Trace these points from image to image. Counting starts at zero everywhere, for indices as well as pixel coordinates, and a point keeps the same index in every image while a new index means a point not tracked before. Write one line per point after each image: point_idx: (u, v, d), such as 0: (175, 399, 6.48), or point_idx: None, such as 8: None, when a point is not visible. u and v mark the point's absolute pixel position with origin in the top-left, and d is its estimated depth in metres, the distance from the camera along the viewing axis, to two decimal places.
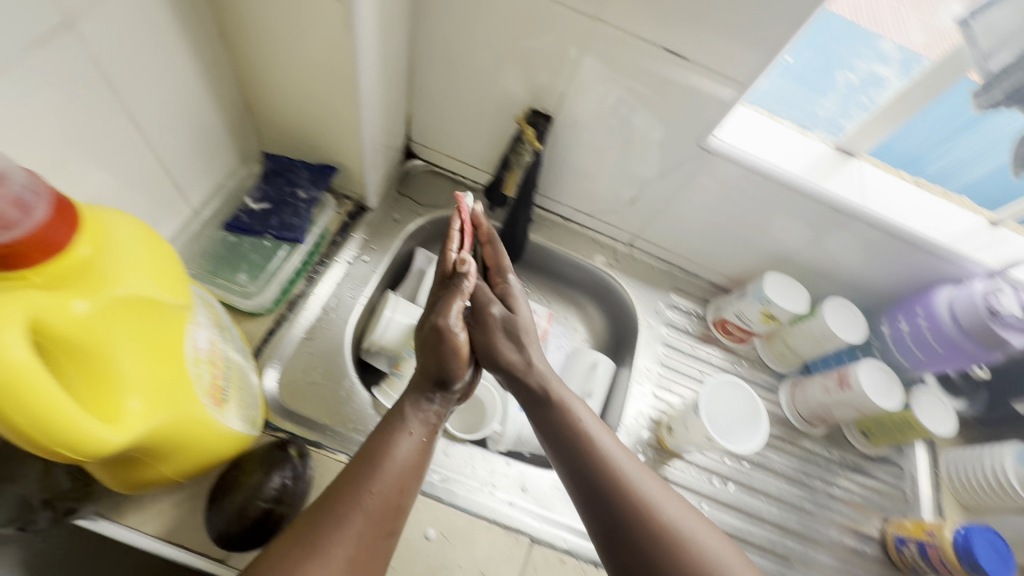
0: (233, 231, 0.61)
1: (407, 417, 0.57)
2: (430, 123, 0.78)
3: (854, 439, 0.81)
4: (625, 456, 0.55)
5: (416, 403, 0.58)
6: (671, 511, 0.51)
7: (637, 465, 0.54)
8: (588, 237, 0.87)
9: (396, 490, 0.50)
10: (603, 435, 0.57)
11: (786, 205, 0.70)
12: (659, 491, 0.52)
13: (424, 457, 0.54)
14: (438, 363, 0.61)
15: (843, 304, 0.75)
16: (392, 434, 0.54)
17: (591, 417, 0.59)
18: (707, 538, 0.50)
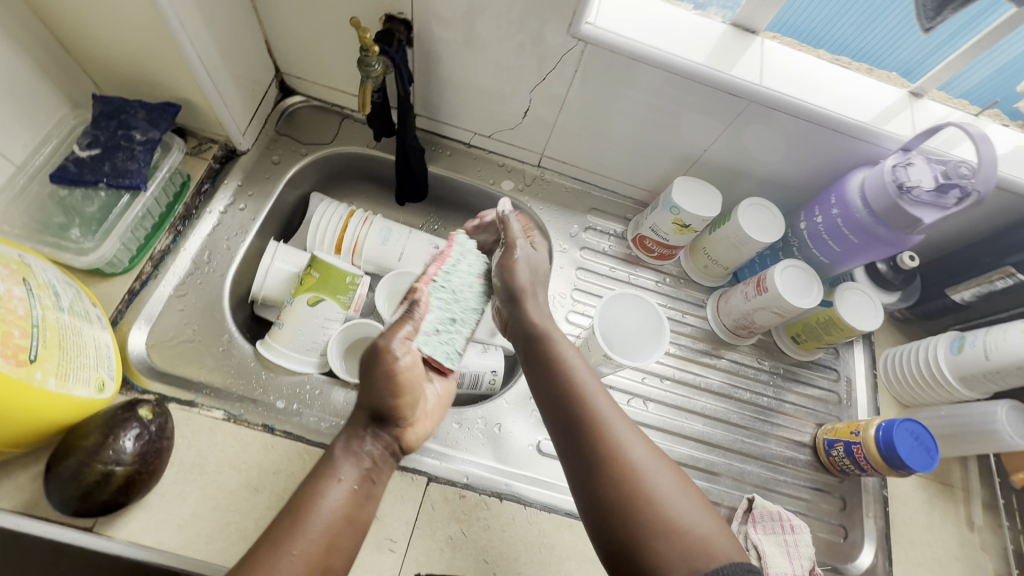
0: (61, 182, 0.55)
1: (338, 461, 0.51)
2: (294, 48, 0.70)
3: (785, 346, 0.77)
4: (598, 392, 0.49)
5: (348, 447, 0.52)
6: (635, 453, 0.45)
7: (616, 407, 0.48)
8: (494, 163, 0.81)
9: (323, 549, 0.45)
10: (580, 370, 0.51)
11: (688, 97, 0.63)
12: (626, 432, 0.46)
13: (357, 509, 0.49)
14: (377, 395, 0.53)
15: (761, 203, 0.69)
16: (318, 483, 0.49)
17: (572, 352, 0.53)
18: (673, 493, 0.43)
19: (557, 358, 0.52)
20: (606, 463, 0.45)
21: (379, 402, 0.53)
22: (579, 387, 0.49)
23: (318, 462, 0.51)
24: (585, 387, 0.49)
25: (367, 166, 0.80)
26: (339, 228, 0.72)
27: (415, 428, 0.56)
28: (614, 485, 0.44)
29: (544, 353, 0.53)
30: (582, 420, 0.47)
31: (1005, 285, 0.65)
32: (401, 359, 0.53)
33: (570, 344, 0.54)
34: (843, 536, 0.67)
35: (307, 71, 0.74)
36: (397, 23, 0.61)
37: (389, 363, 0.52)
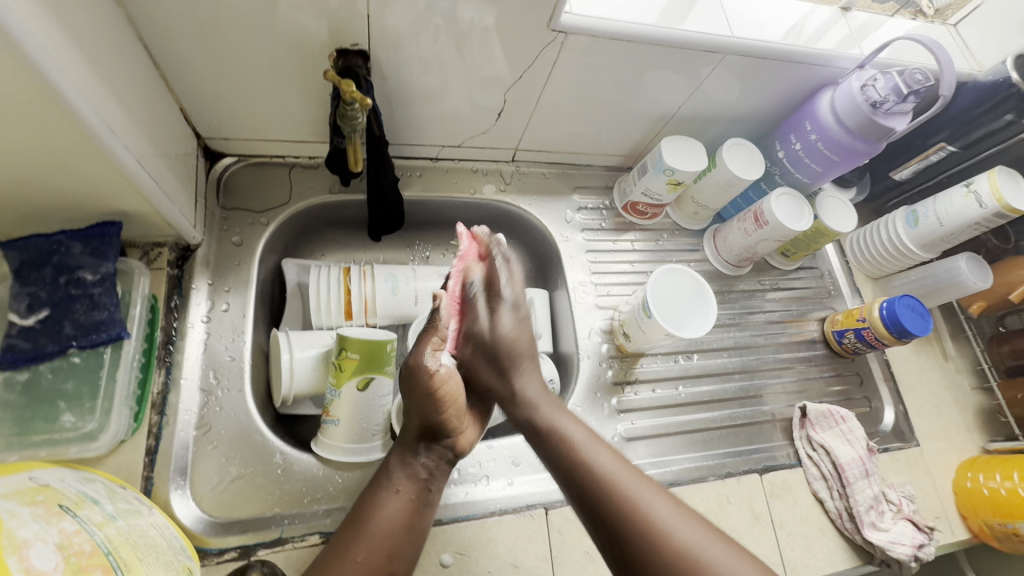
0: (18, 365, 0.44)
1: (393, 469, 0.53)
2: (218, 108, 0.59)
3: (775, 262, 0.85)
4: (629, 475, 0.48)
5: (404, 456, 0.54)
6: (685, 533, 0.44)
7: (637, 479, 0.48)
8: (468, 169, 0.76)
9: (384, 556, 0.47)
10: (600, 452, 0.50)
11: (658, 62, 0.63)
12: (668, 510, 0.45)
13: (415, 516, 0.50)
14: (419, 408, 0.53)
15: (738, 143, 0.72)
16: (377, 492, 0.51)
17: (587, 437, 0.52)
18: (729, 563, 0.43)
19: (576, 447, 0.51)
20: (661, 549, 0.43)
21: (426, 415, 0.53)
22: (631, 495, 0.46)
23: (377, 474, 0.53)
24: (618, 471, 0.48)
25: (335, 213, 0.72)
26: (342, 292, 0.65)
27: (467, 434, 0.57)
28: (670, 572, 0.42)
29: (559, 443, 0.52)
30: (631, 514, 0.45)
31: (939, 157, 0.76)
32: (438, 370, 0.53)
33: (580, 426, 0.53)
34: (868, 405, 0.79)
35: (236, 129, 0.63)
36: (354, 57, 0.55)
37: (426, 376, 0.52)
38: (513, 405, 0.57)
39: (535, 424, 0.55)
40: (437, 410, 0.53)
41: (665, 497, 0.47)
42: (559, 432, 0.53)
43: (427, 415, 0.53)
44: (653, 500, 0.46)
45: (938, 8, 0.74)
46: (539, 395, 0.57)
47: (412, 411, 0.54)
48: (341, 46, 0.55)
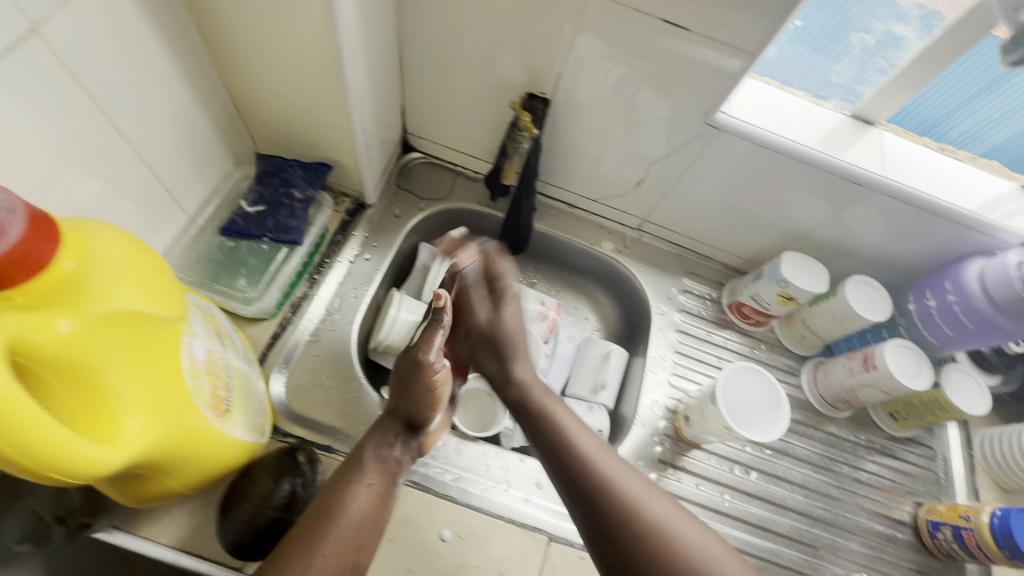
0: (231, 236, 0.60)
1: (366, 464, 0.52)
2: (427, 114, 0.76)
3: (881, 421, 0.78)
4: (605, 454, 0.49)
5: (376, 449, 0.53)
6: (659, 510, 0.44)
7: (618, 463, 0.48)
8: (595, 223, 0.85)
9: (354, 548, 0.46)
10: (584, 436, 0.50)
11: (801, 180, 0.67)
12: (666, 510, 0.44)
13: (381, 511, 0.50)
14: (410, 404, 0.55)
15: (865, 281, 0.71)
16: (346, 485, 0.50)
17: (569, 420, 0.52)
18: (702, 540, 0.43)
19: (581, 451, 0.49)
20: (671, 565, 0.41)
21: (412, 408, 0.56)
22: (605, 473, 0.47)
23: (343, 465, 0.52)
24: (609, 466, 0.47)
25: (474, 220, 0.85)
26: None
27: (434, 433, 0.59)
28: (648, 547, 0.42)
29: (553, 435, 0.51)
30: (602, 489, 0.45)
31: None
32: (436, 370, 0.57)
33: (584, 428, 0.52)
34: None
35: (431, 132, 0.79)
36: (538, 101, 0.66)
37: (427, 376, 0.56)
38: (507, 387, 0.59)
39: (546, 412, 0.54)
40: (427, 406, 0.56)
41: (634, 472, 0.47)
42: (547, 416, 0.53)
43: (418, 408, 0.56)
44: (626, 478, 0.46)
45: None
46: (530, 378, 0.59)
47: (402, 402, 0.56)
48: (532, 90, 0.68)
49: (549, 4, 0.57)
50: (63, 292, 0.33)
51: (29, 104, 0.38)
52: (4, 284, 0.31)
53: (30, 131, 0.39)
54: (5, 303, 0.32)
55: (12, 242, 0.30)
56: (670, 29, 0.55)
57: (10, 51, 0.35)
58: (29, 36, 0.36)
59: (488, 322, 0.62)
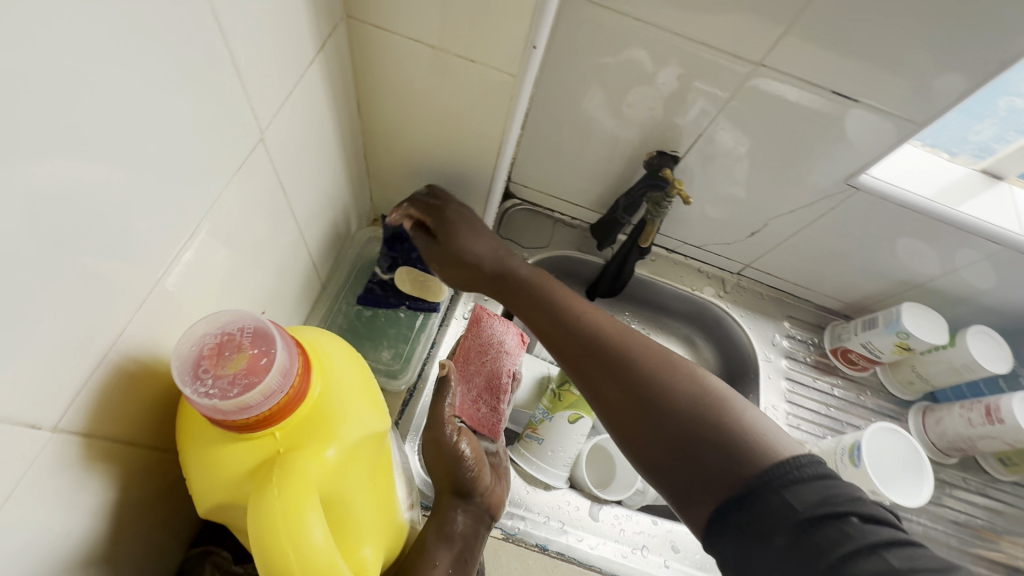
0: (369, 305, 0.59)
1: (428, 543, 0.45)
2: (537, 163, 0.75)
3: (990, 466, 0.78)
4: (633, 336, 0.48)
5: (437, 531, 0.46)
6: (686, 377, 0.44)
7: (643, 338, 0.48)
8: (694, 268, 0.84)
9: None
10: (603, 320, 0.50)
11: (930, 234, 0.66)
12: (687, 369, 0.45)
13: None
14: (448, 478, 0.50)
15: (984, 331, 0.71)
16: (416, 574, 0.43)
17: (589, 308, 0.51)
18: (730, 396, 0.43)
19: (604, 332, 0.48)
20: (704, 409, 0.42)
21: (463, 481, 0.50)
22: (629, 346, 0.47)
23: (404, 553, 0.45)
24: (634, 348, 0.47)
25: (574, 266, 0.84)
26: None
27: (497, 491, 0.52)
28: (685, 421, 0.42)
29: (572, 316, 0.50)
30: (625, 357, 0.46)
31: None
32: (458, 441, 0.52)
33: (609, 316, 0.50)
34: None
35: (538, 181, 0.78)
36: (669, 159, 0.66)
37: (451, 444, 0.52)
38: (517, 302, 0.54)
39: (545, 283, 0.53)
40: (462, 469, 0.50)
41: (664, 350, 0.47)
42: (561, 295, 0.51)
43: (460, 476, 0.50)
44: (657, 356, 0.46)
45: None
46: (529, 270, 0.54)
47: (439, 479, 0.51)
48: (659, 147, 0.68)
49: (701, 70, 0.56)
50: (319, 420, 0.31)
51: (247, 206, 0.37)
52: (271, 423, 0.29)
53: (244, 231, 0.38)
54: (271, 443, 0.30)
55: (291, 381, 0.29)
56: (826, 97, 0.55)
57: (242, 159, 0.34)
58: (256, 143, 0.35)
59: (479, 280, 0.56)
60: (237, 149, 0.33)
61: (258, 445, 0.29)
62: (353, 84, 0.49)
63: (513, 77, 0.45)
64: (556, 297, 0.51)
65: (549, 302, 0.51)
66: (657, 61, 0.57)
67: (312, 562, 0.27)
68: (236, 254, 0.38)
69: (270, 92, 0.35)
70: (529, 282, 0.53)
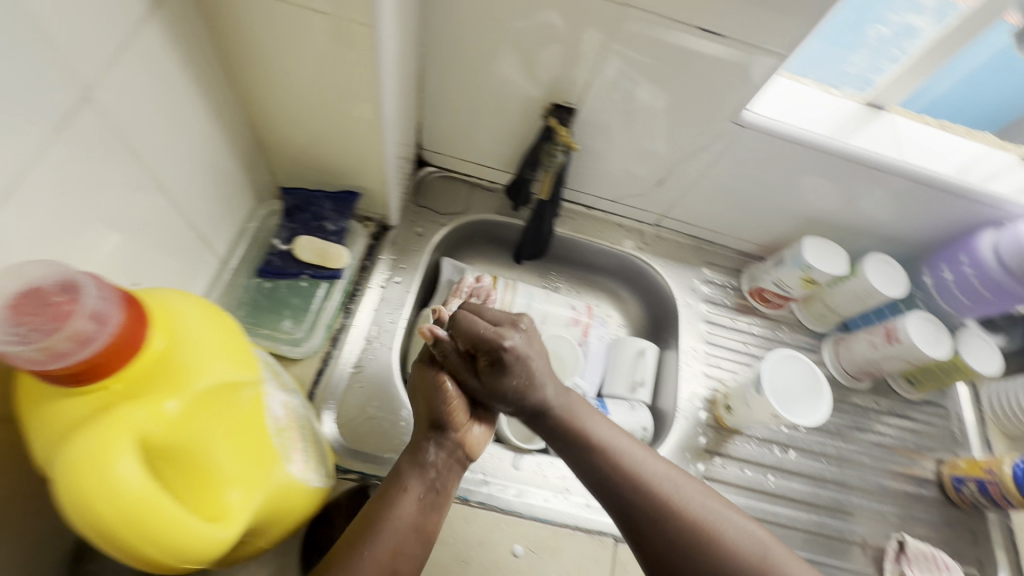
0: (268, 276, 0.59)
1: (401, 472, 0.53)
2: (443, 128, 0.75)
3: (898, 387, 0.83)
4: (656, 467, 0.53)
5: (411, 460, 0.53)
6: (709, 513, 0.50)
7: (664, 465, 0.54)
8: (613, 222, 0.86)
9: (390, 556, 0.47)
10: (646, 463, 0.54)
11: (822, 168, 0.69)
12: (711, 506, 0.51)
13: (423, 520, 0.51)
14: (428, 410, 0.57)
15: (883, 259, 0.74)
16: (388, 495, 0.51)
17: (611, 435, 0.55)
18: (747, 534, 0.50)
19: (630, 465, 0.53)
20: (720, 543, 0.49)
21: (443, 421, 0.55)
22: (655, 486, 0.52)
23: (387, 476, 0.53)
24: (662, 493, 0.51)
25: (495, 229, 0.85)
26: (487, 295, 0.76)
27: (474, 433, 0.57)
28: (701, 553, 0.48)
29: (599, 455, 0.54)
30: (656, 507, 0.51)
31: None
32: (442, 379, 0.57)
33: (638, 446, 0.55)
34: (981, 568, 0.72)
35: (448, 146, 0.78)
36: (564, 112, 0.67)
37: (434, 379, 0.57)
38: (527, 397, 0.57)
39: (571, 415, 0.56)
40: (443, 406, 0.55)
41: (686, 477, 0.53)
42: (593, 439, 0.55)
43: (437, 409, 0.55)
44: (680, 486, 0.52)
45: None
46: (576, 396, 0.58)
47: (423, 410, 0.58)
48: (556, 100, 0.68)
49: (576, 16, 0.56)
50: (157, 372, 0.32)
51: (82, 172, 0.36)
52: (101, 375, 0.30)
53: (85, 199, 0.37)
54: (103, 394, 0.30)
55: (114, 329, 0.30)
56: (699, 35, 0.56)
57: (61, 122, 0.33)
58: (77, 105, 0.34)
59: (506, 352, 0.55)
60: (50, 111, 0.32)
61: (92, 397, 0.30)
62: (213, 49, 0.48)
63: (365, 28, 0.44)
64: (586, 454, 0.54)
65: (581, 462, 0.54)
66: (534, 10, 0.57)
67: (127, 499, 0.28)
68: (80, 222, 0.37)
69: (87, 53, 0.34)
70: (556, 421, 0.56)
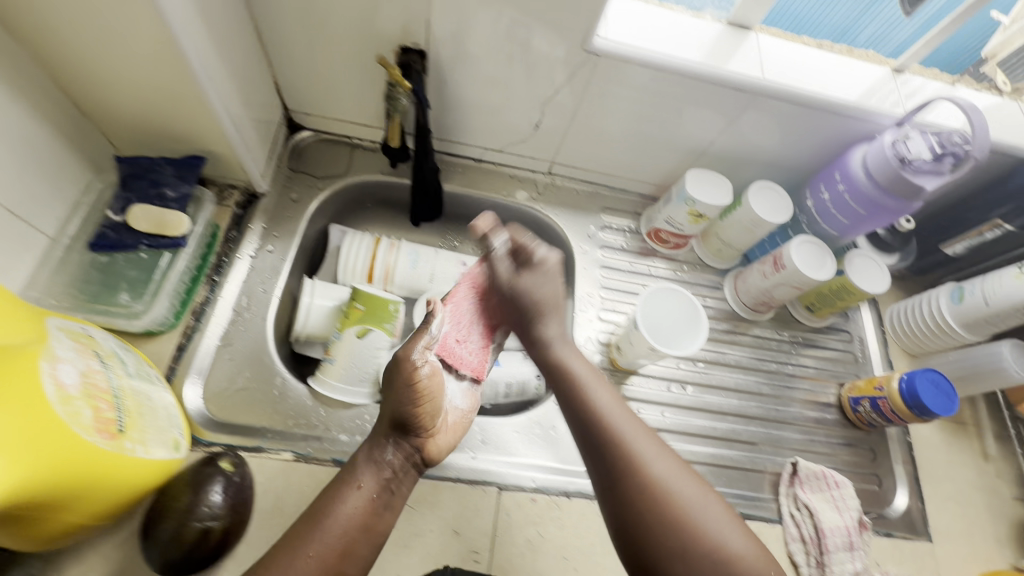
0: (101, 250, 0.57)
1: (359, 467, 0.52)
2: (304, 86, 0.71)
3: (798, 315, 0.83)
4: (638, 435, 0.51)
5: (369, 455, 0.53)
6: (682, 492, 0.47)
7: (646, 437, 0.51)
8: (505, 174, 0.83)
9: (338, 555, 0.47)
10: (623, 423, 0.52)
11: (692, 96, 0.66)
12: (679, 479, 0.48)
13: (373, 519, 0.50)
14: (394, 404, 0.54)
15: (767, 186, 0.73)
16: (339, 490, 0.51)
17: (610, 404, 0.54)
18: (720, 519, 0.47)
19: (616, 432, 0.51)
20: (688, 525, 0.46)
21: (405, 420, 0.53)
22: (634, 452, 0.50)
23: (342, 470, 0.53)
24: (642, 458, 0.49)
25: (381, 191, 0.82)
26: (369, 257, 0.73)
27: (437, 439, 0.57)
28: (666, 532, 0.46)
29: (586, 409, 0.54)
30: (630, 469, 0.49)
31: (994, 236, 0.72)
32: (420, 367, 0.53)
33: (626, 415, 0.53)
34: (879, 484, 0.73)
35: (315, 106, 0.74)
36: (414, 56, 0.62)
37: (410, 370, 0.53)
38: (534, 342, 0.61)
39: (570, 374, 0.57)
40: (412, 407, 0.53)
41: (660, 450, 0.50)
42: (588, 398, 0.55)
43: (404, 405, 0.53)
44: (654, 458, 0.49)
45: (1014, 87, 0.73)
46: (563, 346, 0.60)
47: (389, 404, 0.55)
48: (405, 43, 0.63)
49: None
50: None
51: None
52: None
53: None
54: None
55: None
56: None
57: None
58: None
59: (502, 274, 0.61)
60: None
61: None
62: None
63: None
64: (585, 407, 0.54)
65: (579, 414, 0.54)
66: None
67: None
68: None
69: None
70: (562, 379, 0.57)
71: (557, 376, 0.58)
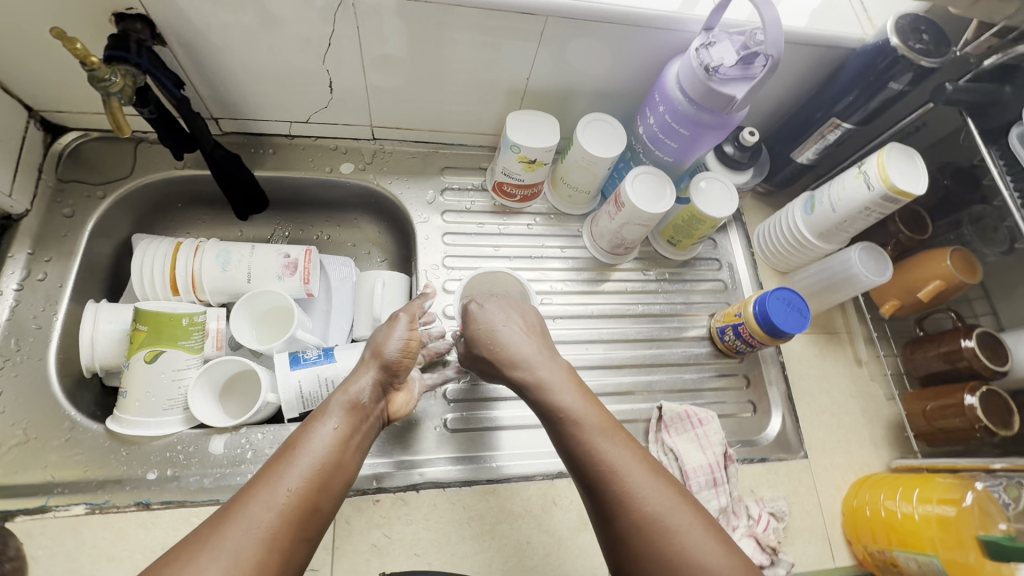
0: None
1: (334, 406, 0.49)
2: (36, 81, 0.60)
3: (662, 250, 0.78)
4: (614, 445, 0.46)
5: (343, 394, 0.50)
6: (654, 500, 0.43)
7: (621, 448, 0.46)
8: (324, 148, 0.75)
9: (314, 491, 0.42)
10: (600, 435, 0.47)
11: (484, 28, 0.59)
12: (647, 484, 0.44)
13: (344, 455, 0.46)
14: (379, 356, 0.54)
15: (597, 119, 0.67)
16: (312, 425, 0.47)
17: (578, 402, 0.49)
18: (693, 523, 0.42)
19: (585, 445, 0.46)
20: (664, 533, 0.41)
21: (386, 367, 0.54)
22: (607, 464, 0.45)
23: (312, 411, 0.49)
24: (612, 467, 0.45)
25: (184, 188, 0.72)
26: (167, 268, 0.64)
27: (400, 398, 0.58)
28: (640, 539, 0.42)
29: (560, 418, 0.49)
30: (603, 479, 0.44)
31: (835, 136, 0.68)
32: (406, 334, 0.56)
33: (600, 423, 0.48)
34: (753, 409, 0.72)
35: (62, 101, 0.63)
36: (130, 22, 0.52)
37: (397, 338, 0.56)
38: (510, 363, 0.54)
39: (549, 390, 0.51)
40: (394, 364, 0.55)
41: (637, 458, 0.46)
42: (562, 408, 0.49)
43: (391, 361, 0.54)
44: (628, 468, 0.45)
45: None
46: (544, 366, 0.53)
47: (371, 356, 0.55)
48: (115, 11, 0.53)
49: None
50: None
51: None
52: None
53: None
54: None
55: None
56: None
57: None
58: None
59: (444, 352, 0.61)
60: None
61: None
62: None
63: None
64: (558, 416, 0.49)
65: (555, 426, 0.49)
66: None
67: None
68: None
69: None
70: (547, 391, 0.51)
71: (535, 399, 0.51)
